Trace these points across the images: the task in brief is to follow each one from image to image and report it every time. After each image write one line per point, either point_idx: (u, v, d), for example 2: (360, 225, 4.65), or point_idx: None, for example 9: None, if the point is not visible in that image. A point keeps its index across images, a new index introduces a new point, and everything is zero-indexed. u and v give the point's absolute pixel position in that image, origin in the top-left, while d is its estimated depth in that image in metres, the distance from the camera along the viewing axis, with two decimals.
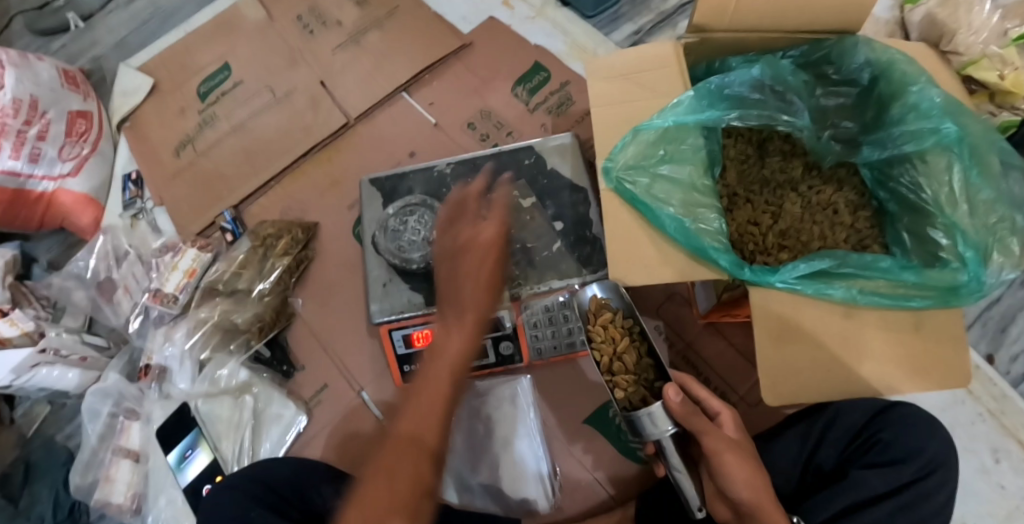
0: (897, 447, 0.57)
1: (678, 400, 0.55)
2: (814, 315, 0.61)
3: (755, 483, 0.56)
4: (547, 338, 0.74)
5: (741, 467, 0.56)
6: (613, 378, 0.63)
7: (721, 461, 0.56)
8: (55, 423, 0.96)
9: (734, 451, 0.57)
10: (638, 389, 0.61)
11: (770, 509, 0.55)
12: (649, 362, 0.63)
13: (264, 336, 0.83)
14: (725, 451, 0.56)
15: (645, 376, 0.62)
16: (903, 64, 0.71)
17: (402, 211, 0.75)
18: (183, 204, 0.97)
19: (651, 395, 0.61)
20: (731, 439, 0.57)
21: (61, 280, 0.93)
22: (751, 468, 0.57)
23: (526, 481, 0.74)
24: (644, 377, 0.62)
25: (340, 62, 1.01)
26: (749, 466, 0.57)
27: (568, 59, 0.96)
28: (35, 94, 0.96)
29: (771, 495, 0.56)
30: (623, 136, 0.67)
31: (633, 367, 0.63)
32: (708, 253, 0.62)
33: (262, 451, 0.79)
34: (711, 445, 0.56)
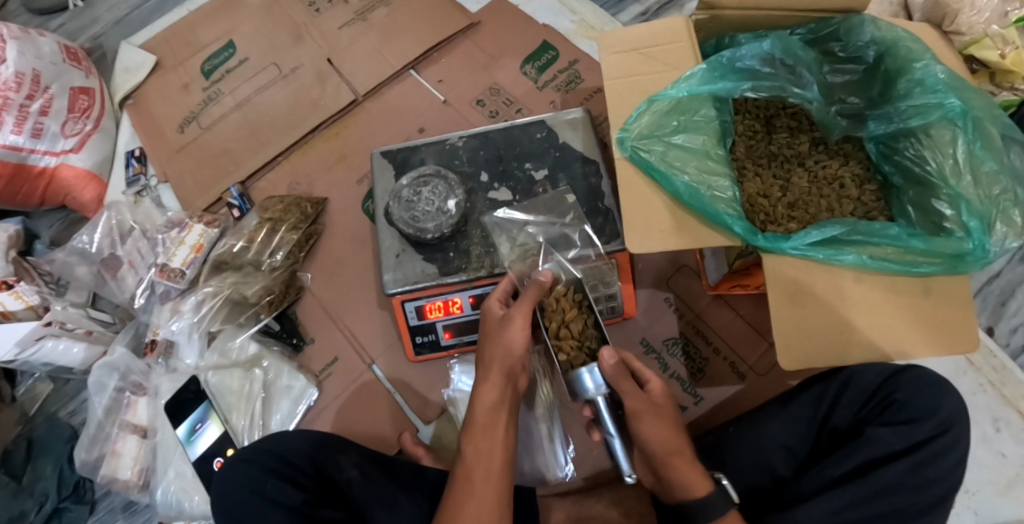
0: (910, 407, 0.59)
1: (612, 361, 0.58)
2: (826, 280, 0.62)
3: (672, 444, 0.59)
4: None
5: (663, 433, 0.59)
6: (558, 342, 0.65)
7: (641, 427, 0.59)
8: (59, 400, 0.95)
9: (653, 415, 0.59)
10: (580, 355, 0.64)
11: (689, 472, 0.59)
12: (594, 331, 0.65)
13: (274, 309, 0.83)
14: (644, 416, 0.59)
15: (588, 344, 0.64)
16: (908, 41, 0.73)
17: (417, 182, 0.75)
18: (188, 180, 0.96)
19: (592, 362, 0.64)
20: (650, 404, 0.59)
21: (64, 255, 0.92)
22: (667, 429, 0.59)
23: (540, 449, 0.77)
24: (587, 345, 0.64)
25: (346, 39, 1.01)
26: (672, 430, 0.59)
27: (576, 38, 0.97)
28: (37, 67, 0.95)
29: (685, 456, 0.59)
30: (638, 106, 0.68)
31: (578, 335, 0.65)
32: (722, 219, 0.63)
33: (273, 423, 0.80)
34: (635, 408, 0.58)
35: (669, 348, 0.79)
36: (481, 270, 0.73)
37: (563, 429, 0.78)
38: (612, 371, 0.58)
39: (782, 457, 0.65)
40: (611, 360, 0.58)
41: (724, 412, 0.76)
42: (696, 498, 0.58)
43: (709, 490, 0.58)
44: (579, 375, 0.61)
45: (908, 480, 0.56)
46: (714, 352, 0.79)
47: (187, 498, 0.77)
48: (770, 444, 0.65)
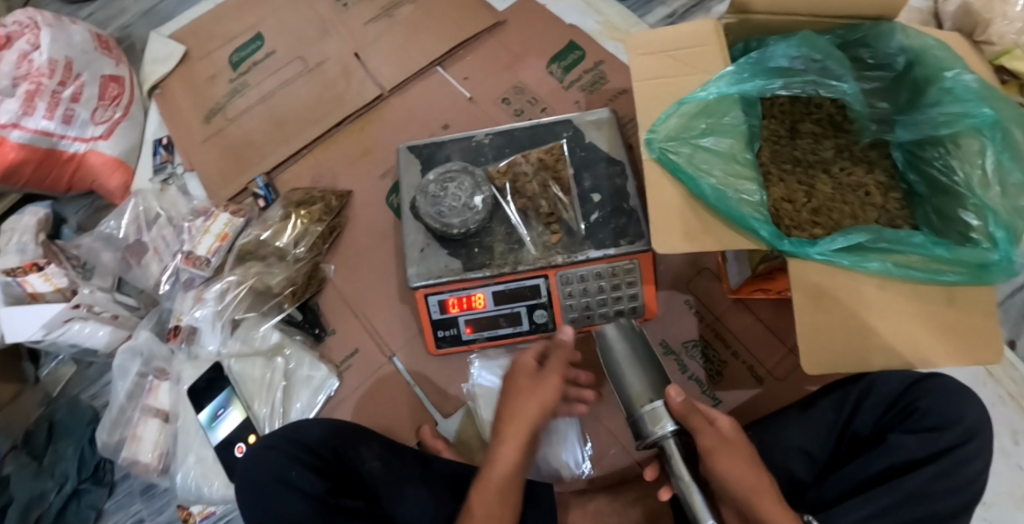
0: (932, 416, 0.58)
1: (681, 398, 0.58)
2: (850, 287, 0.62)
3: (750, 480, 0.54)
4: (581, 303, 0.76)
5: (735, 463, 0.55)
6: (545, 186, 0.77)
7: (716, 466, 0.55)
8: (81, 383, 0.96)
9: (729, 454, 0.56)
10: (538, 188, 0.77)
11: (771, 505, 0.53)
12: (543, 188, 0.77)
13: (297, 299, 0.84)
14: (717, 453, 0.55)
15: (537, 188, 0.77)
16: (938, 49, 0.72)
17: (442, 177, 0.76)
18: (213, 170, 0.97)
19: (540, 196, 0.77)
20: (728, 444, 0.56)
21: (90, 241, 0.94)
22: (754, 471, 0.55)
23: (554, 449, 0.77)
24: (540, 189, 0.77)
25: (373, 34, 1.02)
26: (752, 469, 0.55)
27: (601, 39, 0.97)
28: (69, 55, 0.97)
29: (774, 497, 0.54)
30: (667, 108, 0.69)
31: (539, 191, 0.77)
32: (749, 223, 0.63)
33: (294, 411, 0.80)
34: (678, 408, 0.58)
35: (688, 350, 0.79)
36: (504, 266, 0.74)
37: (580, 429, 0.78)
38: (681, 408, 0.58)
39: (803, 462, 0.64)
40: (678, 396, 0.58)
41: (741, 416, 0.76)
42: None
43: None
44: (649, 419, 0.59)
45: (932, 488, 0.56)
46: (733, 356, 0.79)
47: (206, 484, 0.78)
48: (789, 448, 0.65)
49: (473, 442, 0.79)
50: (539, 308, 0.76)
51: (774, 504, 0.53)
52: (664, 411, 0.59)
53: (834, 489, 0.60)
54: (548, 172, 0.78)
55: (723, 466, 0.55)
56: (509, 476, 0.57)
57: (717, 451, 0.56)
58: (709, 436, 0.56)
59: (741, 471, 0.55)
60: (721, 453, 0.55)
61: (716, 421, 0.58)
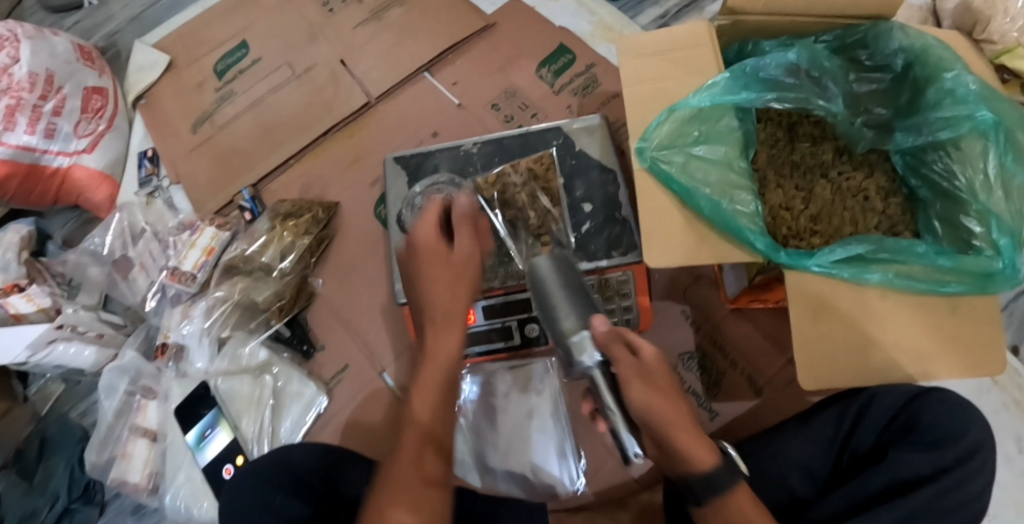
0: (934, 431, 0.57)
1: (604, 324, 0.49)
2: (851, 299, 0.60)
3: (673, 414, 0.46)
4: None
5: (653, 400, 0.46)
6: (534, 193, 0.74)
7: (630, 397, 0.46)
8: (71, 400, 0.95)
9: (643, 380, 0.47)
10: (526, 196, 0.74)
11: (695, 447, 0.47)
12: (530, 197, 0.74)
13: (284, 315, 0.82)
14: (632, 382, 0.46)
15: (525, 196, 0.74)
16: (939, 49, 0.70)
17: (430, 190, 0.74)
18: (200, 182, 0.96)
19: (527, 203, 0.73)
20: (645, 368, 0.47)
21: (76, 256, 0.92)
22: (671, 399, 0.47)
23: (549, 465, 0.75)
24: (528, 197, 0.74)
25: (360, 38, 1.00)
26: (672, 400, 0.47)
27: (593, 40, 0.95)
28: (50, 68, 0.95)
29: (692, 427, 0.47)
30: (658, 115, 0.66)
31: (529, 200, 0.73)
32: (745, 235, 0.61)
33: (282, 430, 0.79)
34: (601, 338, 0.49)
35: (684, 362, 0.77)
36: (494, 280, 0.72)
37: (574, 442, 0.76)
38: (604, 336, 0.49)
39: (802, 477, 0.62)
40: (602, 324, 0.49)
41: (738, 428, 0.74)
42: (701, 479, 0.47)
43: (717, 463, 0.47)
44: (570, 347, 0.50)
45: (934, 508, 0.54)
46: (731, 366, 0.77)
47: (195, 505, 0.76)
48: (789, 462, 0.63)
49: (466, 459, 0.78)
50: (532, 321, 0.75)
51: (694, 448, 0.47)
52: (588, 340, 0.50)
53: (834, 505, 0.57)
54: (537, 182, 0.75)
55: (636, 397, 0.46)
56: (427, 435, 0.48)
57: (640, 392, 0.47)
58: (631, 372, 0.47)
59: (663, 407, 0.46)
60: (640, 383, 0.47)
61: (642, 347, 0.49)
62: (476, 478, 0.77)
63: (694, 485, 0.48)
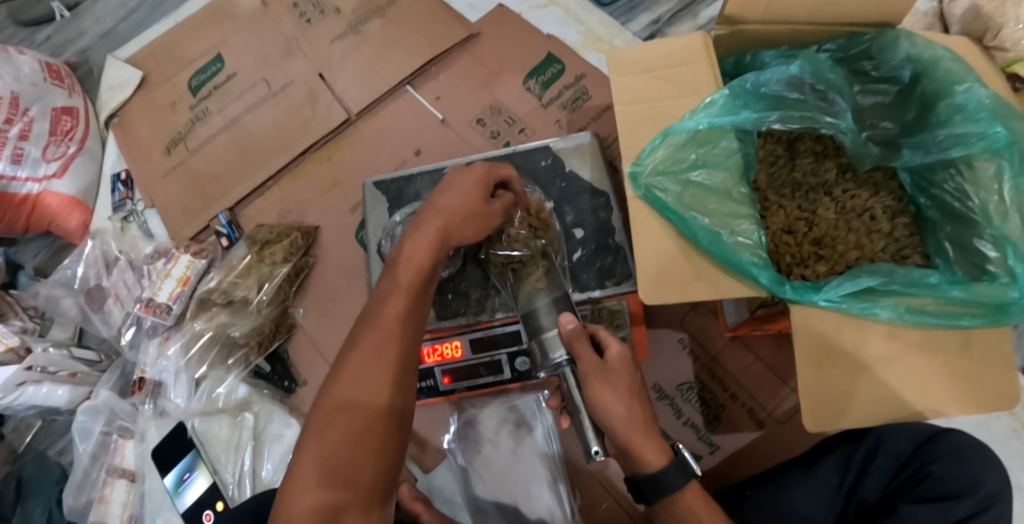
0: (946, 481, 0.53)
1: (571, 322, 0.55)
2: (858, 336, 0.56)
3: (626, 412, 0.51)
4: None
5: (610, 395, 0.52)
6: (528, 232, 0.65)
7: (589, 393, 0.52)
8: (48, 437, 0.91)
9: (601, 379, 0.52)
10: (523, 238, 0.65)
11: (647, 443, 0.51)
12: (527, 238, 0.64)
13: (264, 351, 0.78)
14: (590, 379, 0.53)
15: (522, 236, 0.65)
16: (949, 61, 0.65)
17: (410, 218, 0.71)
18: (175, 206, 0.92)
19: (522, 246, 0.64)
20: (610, 371, 0.53)
21: (48, 289, 0.89)
22: (624, 395, 0.52)
23: (542, 506, 0.71)
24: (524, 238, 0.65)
25: (339, 51, 0.95)
26: (627, 398, 0.52)
27: (582, 50, 0.90)
28: (15, 89, 0.91)
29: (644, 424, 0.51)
30: (652, 139, 0.62)
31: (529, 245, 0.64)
32: (746, 269, 0.57)
33: (264, 472, 0.75)
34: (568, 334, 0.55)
35: (683, 393, 0.73)
36: (482, 313, 0.69)
37: (568, 481, 0.72)
38: (572, 334, 0.55)
39: None
40: (570, 323, 0.55)
41: (740, 463, 0.71)
42: (649, 474, 0.51)
43: (664, 461, 0.51)
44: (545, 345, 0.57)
45: None
46: (731, 398, 0.73)
47: None
48: (792, 511, 0.59)
49: (456, 499, 0.74)
50: (521, 355, 0.70)
51: (648, 443, 0.51)
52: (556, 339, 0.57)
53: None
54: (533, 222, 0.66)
55: (595, 393, 0.52)
56: (362, 419, 0.45)
57: (600, 387, 0.52)
58: (592, 372, 0.53)
59: (620, 407, 0.52)
60: (602, 381, 0.53)
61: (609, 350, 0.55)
62: (467, 518, 0.73)
63: (642, 484, 0.52)
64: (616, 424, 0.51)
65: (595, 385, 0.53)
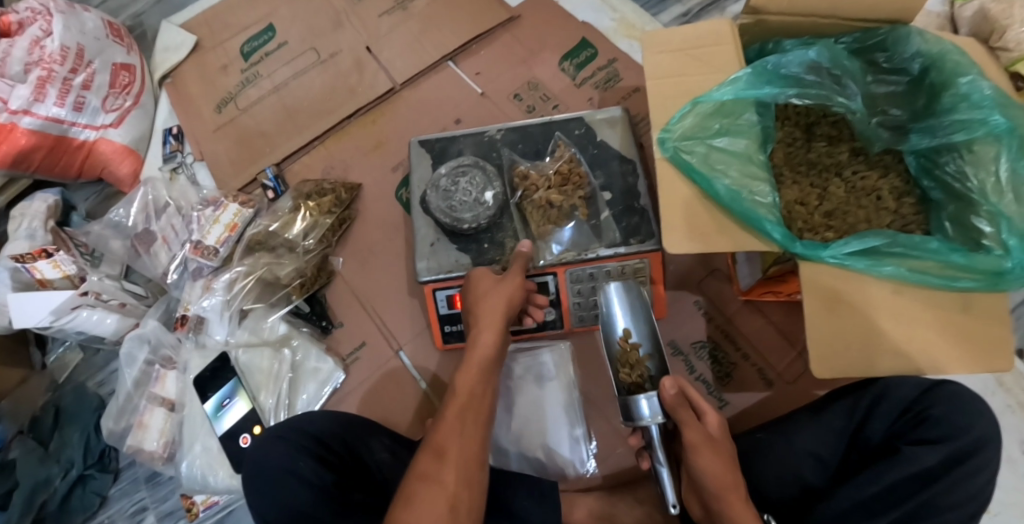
0: (945, 423, 0.58)
1: (674, 391, 0.60)
2: (864, 291, 0.62)
3: (726, 478, 0.59)
4: (577, 308, 0.76)
5: (716, 462, 0.60)
6: (554, 188, 0.75)
7: (697, 461, 0.60)
8: (87, 370, 0.96)
9: (709, 448, 0.60)
10: (553, 194, 0.74)
11: (738, 507, 0.58)
12: (557, 194, 0.74)
13: (305, 291, 0.84)
14: (701, 449, 0.60)
15: (552, 193, 0.74)
16: (955, 55, 0.72)
17: (455, 171, 0.76)
18: (223, 159, 0.97)
19: (551, 201, 0.74)
20: (709, 437, 0.61)
21: (100, 228, 0.94)
22: (724, 464, 0.60)
23: (561, 447, 0.77)
24: (552, 194, 0.74)
25: (385, 26, 1.01)
26: (726, 467, 0.60)
27: (615, 37, 0.97)
28: (81, 42, 0.97)
29: (738, 491, 0.59)
30: (682, 107, 0.68)
31: (560, 202, 0.74)
32: (763, 224, 0.62)
33: (300, 403, 0.80)
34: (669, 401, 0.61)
35: (696, 351, 0.79)
36: (514, 263, 0.74)
37: (587, 428, 0.78)
38: (673, 402, 0.61)
39: (812, 466, 0.64)
40: (671, 391, 0.61)
41: (748, 419, 0.76)
42: None
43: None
44: (634, 408, 0.64)
45: (942, 498, 0.56)
46: (742, 358, 0.78)
47: (211, 473, 0.78)
48: (799, 451, 0.65)
49: None
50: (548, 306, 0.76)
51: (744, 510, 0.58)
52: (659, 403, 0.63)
53: (862, 494, 0.58)
54: (561, 180, 0.75)
55: (701, 461, 0.60)
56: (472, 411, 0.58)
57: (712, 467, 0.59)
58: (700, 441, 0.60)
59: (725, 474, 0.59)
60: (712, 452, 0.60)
61: (705, 417, 0.63)
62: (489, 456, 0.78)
63: None
64: (722, 487, 0.59)
65: (708, 457, 0.60)
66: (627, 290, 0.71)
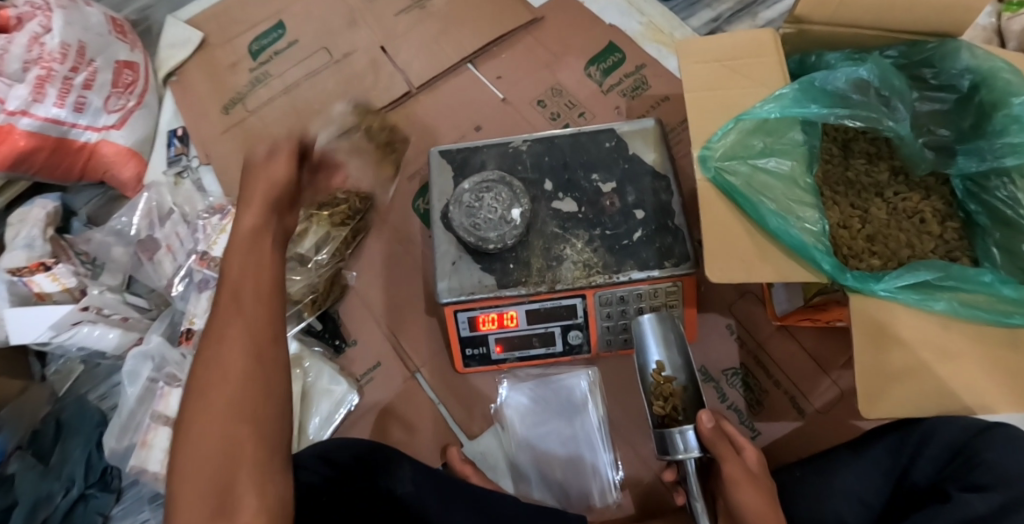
0: (997, 469, 0.54)
1: (710, 423, 0.58)
2: (911, 324, 0.58)
3: (769, 516, 0.56)
4: (605, 332, 0.72)
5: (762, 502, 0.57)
6: (584, 208, 0.72)
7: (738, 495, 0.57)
8: (89, 382, 0.92)
9: (752, 484, 0.58)
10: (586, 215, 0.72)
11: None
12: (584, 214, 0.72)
13: (317, 308, 0.80)
14: (742, 483, 0.58)
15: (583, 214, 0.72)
16: (1007, 72, 0.68)
17: (479, 186, 0.71)
18: (231, 164, 0.94)
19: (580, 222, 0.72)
20: (749, 471, 0.59)
21: (101, 235, 0.91)
22: (764, 498, 0.57)
23: (585, 475, 0.73)
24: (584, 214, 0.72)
25: (402, 25, 0.97)
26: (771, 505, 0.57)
27: (642, 41, 0.93)
28: (82, 39, 0.92)
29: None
30: (724, 123, 0.64)
31: (594, 216, 0.72)
32: (810, 252, 0.59)
33: (311, 426, 0.76)
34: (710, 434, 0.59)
35: (728, 377, 0.75)
36: (542, 285, 0.69)
37: (613, 455, 0.74)
38: (712, 434, 0.59)
39: (854, 508, 0.60)
40: (709, 423, 0.59)
41: (784, 450, 0.72)
42: None
43: None
44: (669, 443, 0.61)
45: None
46: (775, 385, 0.75)
47: None
48: (839, 492, 0.61)
49: (500, 465, 0.75)
50: (575, 328, 0.72)
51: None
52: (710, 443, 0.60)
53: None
54: (589, 198, 0.73)
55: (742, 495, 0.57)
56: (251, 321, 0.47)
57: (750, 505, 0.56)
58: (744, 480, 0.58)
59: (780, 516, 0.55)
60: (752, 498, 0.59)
61: (743, 451, 0.61)
62: (510, 484, 0.74)
63: None
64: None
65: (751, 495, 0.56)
66: (662, 317, 0.68)
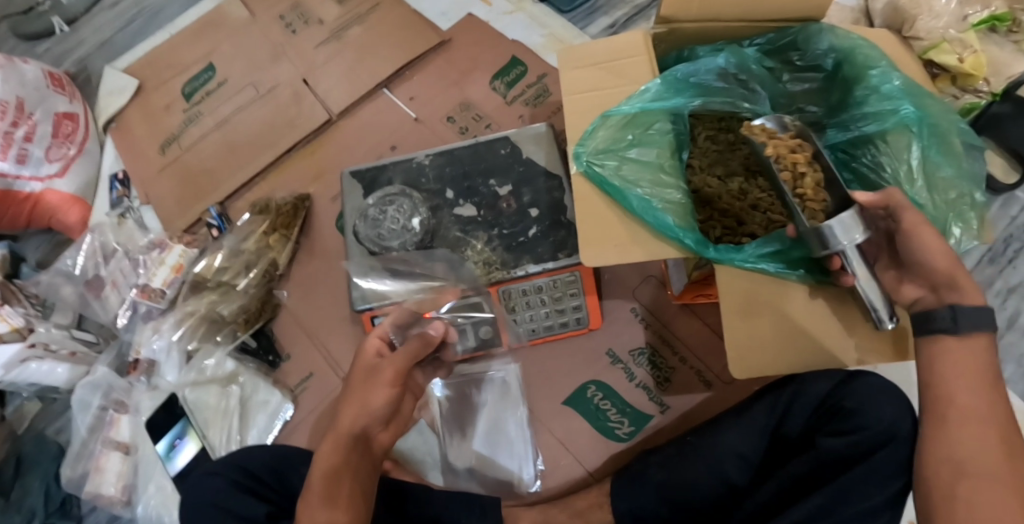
0: (859, 414, 0.57)
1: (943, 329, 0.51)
2: (779, 292, 0.60)
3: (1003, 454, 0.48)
4: (525, 322, 0.77)
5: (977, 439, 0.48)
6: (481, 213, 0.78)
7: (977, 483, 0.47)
8: (46, 418, 0.96)
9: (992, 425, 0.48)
10: (489, 221, 0.78)
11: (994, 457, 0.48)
12: (481, 218, 0.78)
13: (250, 327, 0.86)
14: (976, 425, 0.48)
15: (487, 219, 0.78)
16: (865, 48, 0.71)
17: (382, 201, 0.79)
18: (169, 201, 0.99)
19: (484, 224, 0.78)
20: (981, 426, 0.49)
21: (49, 277, 0.95)
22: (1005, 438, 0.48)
23: (508, 462, 0.78)
24: (485, 217, 0.78)
25: (322, 57, 1.03)
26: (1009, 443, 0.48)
27: (544, 52, 0.98)
28: (21, 94, 0.97)
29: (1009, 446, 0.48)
30: (593, 121, 0.67)
31: (493, 219, 0.78)
32: (673, 231, 0.61)
33: (250, 438, 0.82)
34: (907, 219, 0.53)
35: (636, 358, 0.80)
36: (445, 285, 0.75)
37: (534, 442, 0.79)
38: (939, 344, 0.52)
39: (736, 465, 0.64)
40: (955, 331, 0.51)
41: (692, 418, 0.77)
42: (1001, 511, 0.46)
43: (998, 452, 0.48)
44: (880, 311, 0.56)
45: (860, 484, 0.54)
46: (681, 361, 0.79)
47: (166, 512, 0.79)
48: (724, 451, 0.65)
49: (428, 459, 0.80)
50: (485, 324, 0.76)
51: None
52: (855, 217, 0.56)
53: (766, 493, 0.59)
54: (488, 202, 0.79)
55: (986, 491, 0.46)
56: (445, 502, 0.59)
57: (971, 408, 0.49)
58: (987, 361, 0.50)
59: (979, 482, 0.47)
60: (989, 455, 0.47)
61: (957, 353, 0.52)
62: (438, 477, 0.79)
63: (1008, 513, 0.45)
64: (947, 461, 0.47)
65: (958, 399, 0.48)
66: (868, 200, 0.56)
